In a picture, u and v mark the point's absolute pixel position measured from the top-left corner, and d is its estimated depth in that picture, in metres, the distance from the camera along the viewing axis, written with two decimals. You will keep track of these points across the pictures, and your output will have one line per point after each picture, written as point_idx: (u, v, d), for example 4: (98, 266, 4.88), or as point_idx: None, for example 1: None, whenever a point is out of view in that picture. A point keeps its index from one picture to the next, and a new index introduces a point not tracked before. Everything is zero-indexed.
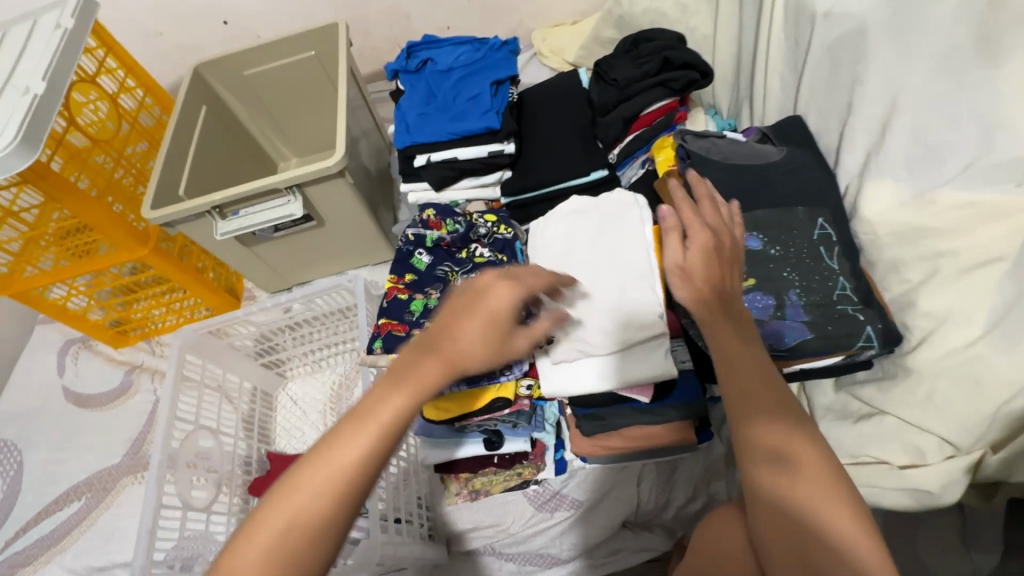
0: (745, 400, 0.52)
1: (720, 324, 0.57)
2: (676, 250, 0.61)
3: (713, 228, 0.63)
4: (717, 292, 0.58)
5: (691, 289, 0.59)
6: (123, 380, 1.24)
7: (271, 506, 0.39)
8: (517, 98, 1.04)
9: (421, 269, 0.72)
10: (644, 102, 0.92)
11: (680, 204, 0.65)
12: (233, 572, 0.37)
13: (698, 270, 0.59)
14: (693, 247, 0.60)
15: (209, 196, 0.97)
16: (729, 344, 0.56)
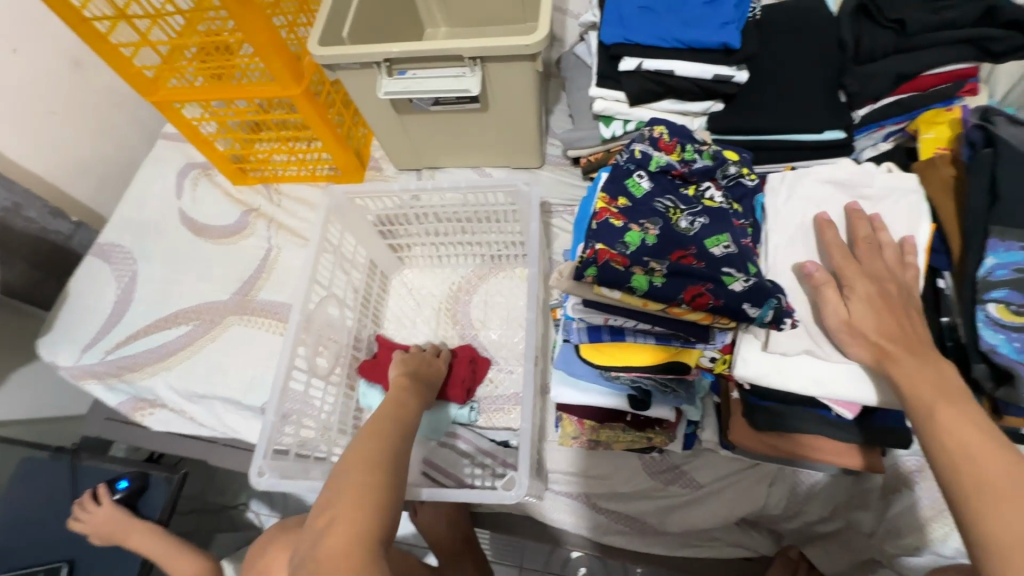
0: (971, 473, 0.47)
1: (914, 375, 0.52)
2: (837, 301, 0.56)
3: (874, 274, 0.57)
4: (900, 342, 0.54)
5: (866, 344, 0.55)
6: (239, 219, 1.21)
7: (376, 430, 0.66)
8: (757, 15, 0.85)
9: (638, 196, 0.61)
10: (932, 61, 0.74)
11: (834, 243, 0.59)
12: (356, 459, 0.60)
13: (870, 325, 0.55)
14: (857, 299, 0.55)
15: (384, 45, 0.85)
16: (932, 401, 0.51)
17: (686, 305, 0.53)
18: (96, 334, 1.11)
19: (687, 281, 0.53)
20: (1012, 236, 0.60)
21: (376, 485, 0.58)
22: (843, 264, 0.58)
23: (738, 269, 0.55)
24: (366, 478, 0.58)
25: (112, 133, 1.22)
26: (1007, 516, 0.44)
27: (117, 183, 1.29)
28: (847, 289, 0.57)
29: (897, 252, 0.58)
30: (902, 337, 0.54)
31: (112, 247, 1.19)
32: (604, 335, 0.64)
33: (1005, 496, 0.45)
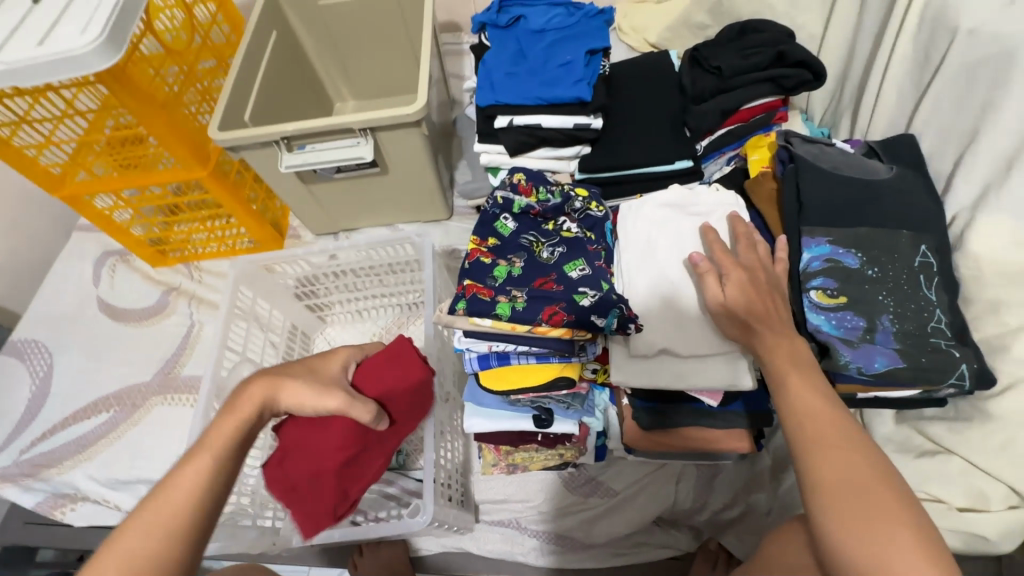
0: (809, 427, 0.55)
1: (773, 347, 0.60)
2: (716, 290, 0.64)
3: (746, 265, 0.66)
4: (766, 322, 0.61)
5: (737, 324, 0.63)
6: (159, 299, 1.23)
7: (174, 482, 0.48)
8: (607, 72, 0.99)
9: (506, 235, 0.69)
10: (746, 96, 0.87)
11: (714, 242, 0.68)
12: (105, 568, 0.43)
13: (742, 306, 0.62)
14: (730, 284, 0.63)
15: (280, 125, 0.93)
16: (786, 368, 0.59)
17: (546, 323, 0.60)
18: (9, 435, 1.08)
19: (544, 302, 0.61)
20: (818, 233, 0.72)
21: None
22: (721, 257, 0.67)
23: (590, 288, 0.63)
24: None
25: (22, 231, 1.23)
26: (832, 459, 0.52)
27: (30, 279, 1.28)
28: (724, 276, 0.65)
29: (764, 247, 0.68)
30: (767, 317, 0.62)
31: (26, 344, 1.17)
32: (492, 360, 0.70)
33: (833, 442, 0.53)
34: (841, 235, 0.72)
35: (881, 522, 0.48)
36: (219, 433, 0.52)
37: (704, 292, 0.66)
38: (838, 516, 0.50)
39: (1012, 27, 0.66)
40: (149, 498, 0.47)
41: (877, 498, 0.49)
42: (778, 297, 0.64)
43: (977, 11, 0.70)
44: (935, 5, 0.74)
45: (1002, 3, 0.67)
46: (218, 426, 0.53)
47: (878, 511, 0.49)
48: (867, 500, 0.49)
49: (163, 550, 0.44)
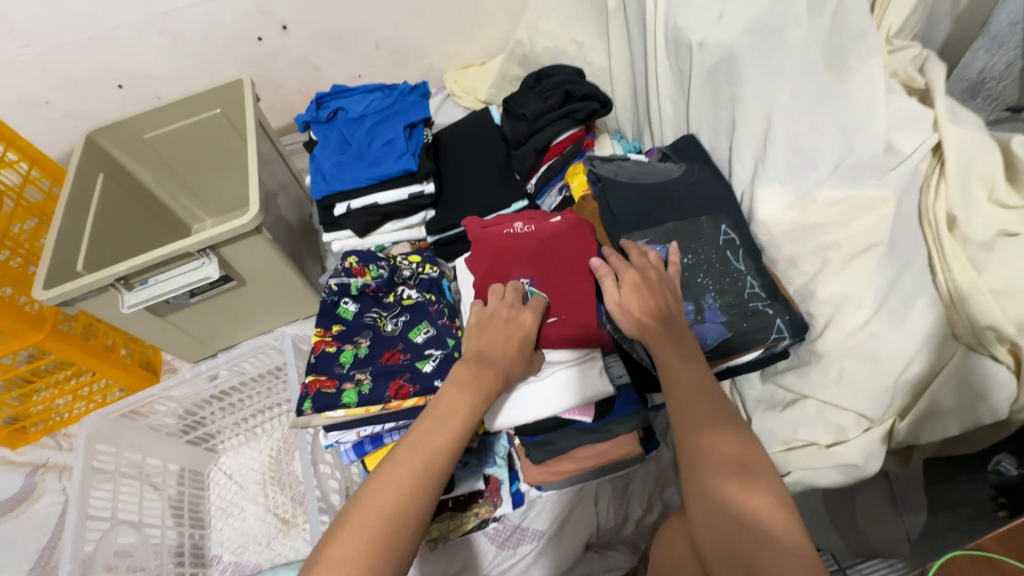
0: (698, 407, 0.58)
1: (662, 339, 0.65)
2: (612, 293, 0.69)
3: (639, 267, 0.72)
4: (656, 316, 0.66)
5: (633, 320, 0.68)
6: (25, 482, 1.10)
7: (392, 469, 0.49)
8: (432, 139, 1.06)
9: (348, 319, 0.70)
10: (552, 134, 0.96)
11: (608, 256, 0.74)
12: (387, 484, 0.48)
13: (635, 303, 0.68)
14: (624, 286, 0.68)
15: (112, 267, 0.90)
16: (669, 354, 0.64)
17: (396, 398, 0.61)
18: None
19: (390, 378, 0.62)
20: (636, 236, 0.79)
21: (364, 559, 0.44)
22: (621, 264, 0.72)
23: (437, 348, 0.66)
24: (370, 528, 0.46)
25: None
26: (718, 436, 0.56)
27: None
28: (620, 279, 0.70)
29: (655, 255, 0.74)
30: (658, 314, 0.67)
31: None
32: (367, 446, 0.69)
33: (719, 420, 0.57)
34: (653, 234, 0.80)
35: (755, 484, 0.52)
36: (437, 435, 0.51)
37: (605, 293, 0.70)
38: (723, 486, 0.53)
39: (726, 35, 0.79)
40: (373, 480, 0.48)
41: (756, 465, 0.54)
42: (671, 295, 0.70)
43: (698, 28, 0.82)
44: (671, 29, 0.87)
45: (714, 17, 0.80)
46: (429, 424, 0.53)
47: (757, 475, 0.53)
48: (750, 468, 0.53)
49: (394, 510, 0.47)
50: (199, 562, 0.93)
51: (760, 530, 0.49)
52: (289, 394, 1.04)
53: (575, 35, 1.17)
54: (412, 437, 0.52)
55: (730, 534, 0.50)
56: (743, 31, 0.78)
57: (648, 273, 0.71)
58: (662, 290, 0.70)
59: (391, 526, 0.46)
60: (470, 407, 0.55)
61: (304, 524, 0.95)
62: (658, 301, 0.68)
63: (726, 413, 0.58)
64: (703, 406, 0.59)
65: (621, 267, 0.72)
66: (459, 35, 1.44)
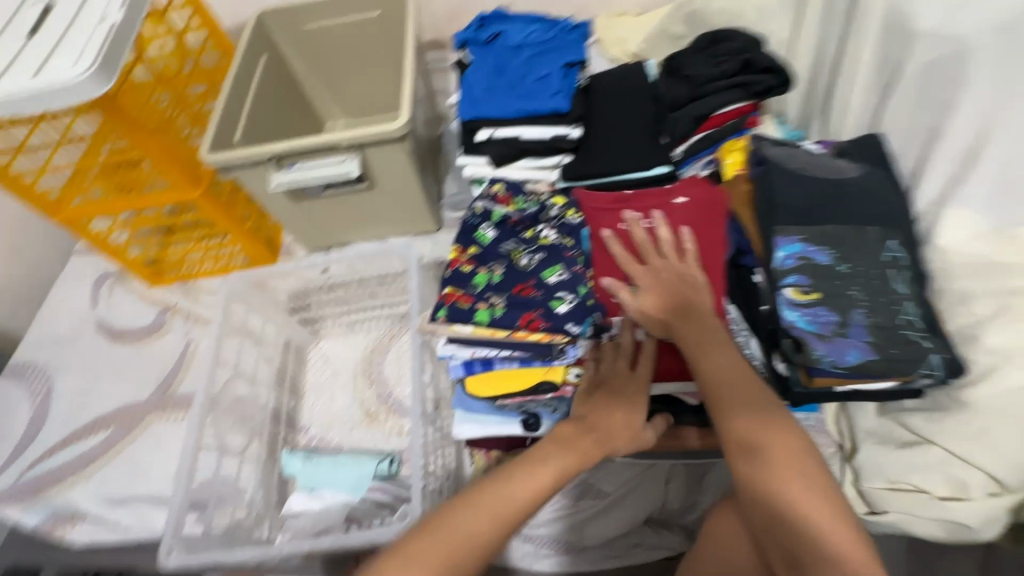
0: (729, 395, 0.57)
1: (687, 343, 0.61)
2: (631, 299, 0.65)
3: (655, 267, 0.66)
4: (678, 317, 0.63)
5: (657, 322, 0.64)
6: (156, 318, 1.24)
7: (415, 549, 0.51)
8: (585, 83, 1.02)
9: (485, 244, 0.72)
10: (717, 102, 0.92)
11: (620, 252, 0.68)
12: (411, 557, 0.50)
13: (653, 310, 0.64)
14: (640, 297, 0.65)
15: (268, 145, 0.96)
16: (691, 344, 0.61)
17: (524, 329, 0.63)
18: (13, 455, 1.10)
19: (521, 310, 0.64)
20: (790, 231, 0.74)
21: None
22: (628, 262, 0.67)
23: (567, 293, 0.66)
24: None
25: (23, 256, 1.29)
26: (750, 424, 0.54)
27: (28, 302, 1.32)
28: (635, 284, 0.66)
29: (672, 246, 0.68)
30: (682, 311, 0.63)
31: (26, 365, 1.19)
32: (477, 366, 0.72)
33: (751, 402, 0.56)
34: (813, 233, 0.74)
35: (787, 466, 0.52)
36: (462, 530, 0.52)
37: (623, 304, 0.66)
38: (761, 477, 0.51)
39: (964, 28, 0.69)
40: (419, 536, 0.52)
41: (783, 444, 0.53)
42: (694, 294, 0.65)
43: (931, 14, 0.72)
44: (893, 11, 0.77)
45: (954, 5, 0.70)
46: (462, 515, 0.53)
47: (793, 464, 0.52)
48: (785, 455, 0.52)
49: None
50: (291, 427, 1.03)
51: (798, 517, 0.49)
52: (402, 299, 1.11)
53: None
54: (463, 505, 0.54)
55: (769, 516, 0.51)
56: (988, 29, 0.67)
57: (663, 272, 0.66)
58: (677, 292, 0.64)
59: None
60: (510, 514, 0.54)
61: (385, 421, 1.02)
62: (674, 300, 0.64)
63: (757, 395, 0.57)
64: (731, 387, 0.57)
65: (633, 269, 0.67)
66: None
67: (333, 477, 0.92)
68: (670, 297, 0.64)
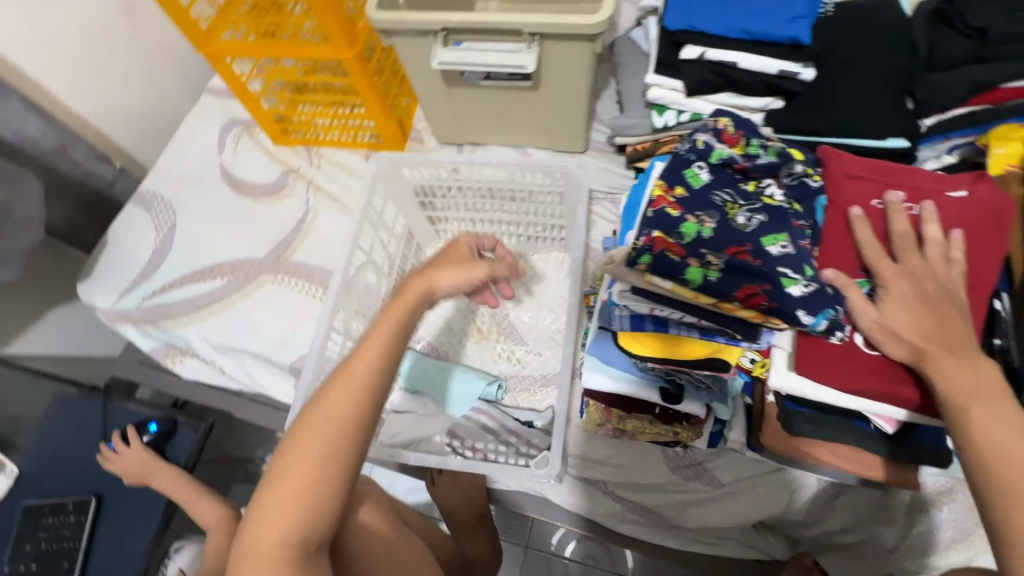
0: (963, 388, 0.51)
1: (943, 374, 0.52)
2: (872, 308, 0.56)
3: (911, 271, 0.56)
4: (936, 341, 0.53)
5: (900, 343, 0.55)
6: (278, 179, 1.21)
7: (311, 420, 0.57)
8: (827, 11, 0.82)
9: (695, 187, 0.60)
10: (1010, 70, 0.72)
11: (868, 245, 0.58)
12: (321, 426, 0.56)
13: (903, 324, 0.55)
14: (884, 303, 0.55)
15: (442, 14, 0.84)
16: (941, 350, 0.53)
17: (740, 302, 0.53)
18: (136, 280, 1.13)
19: (744, 278, 0.53)
20: None
21: (303, 492, 0.54)
22: (875, 261, 0.57)
23: (796, 272, 0.54)
24: (302, 456, 0.55)
25: (157, 85, 1.26)
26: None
27: (157, 132, 1.31)
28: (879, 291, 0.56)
29: (939, 249, 0.56)
30: (940, 338, 0.53)
31: (153, 196, 1.20)
32: (647, 324, 0.63)
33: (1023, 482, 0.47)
34: None
35: None
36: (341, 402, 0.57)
37: (853, 309, 0.56)
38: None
39: None
40: (320, 415, 0.57)
41: None
42: (956, 313, 0.54)
43: None
44: None
45: None
46: (332, 392, 0.58)
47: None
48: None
49: (320, 460, 0.55)
50: None
51: None
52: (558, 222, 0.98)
53: None
54: (334, 381, 0.59)
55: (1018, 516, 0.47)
56: None
57: (918, 280, 0.56)
58: (932, 307, 0.54)
59: (325, 460, 0.55)
60: (358, 387, 0.58)
61: (496, 343, 0.97)
62: (928, 319, 0.54)
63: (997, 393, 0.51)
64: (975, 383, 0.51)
65: (883, 269, 0.57)
66: None
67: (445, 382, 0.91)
68: (923, 312, 0.54)
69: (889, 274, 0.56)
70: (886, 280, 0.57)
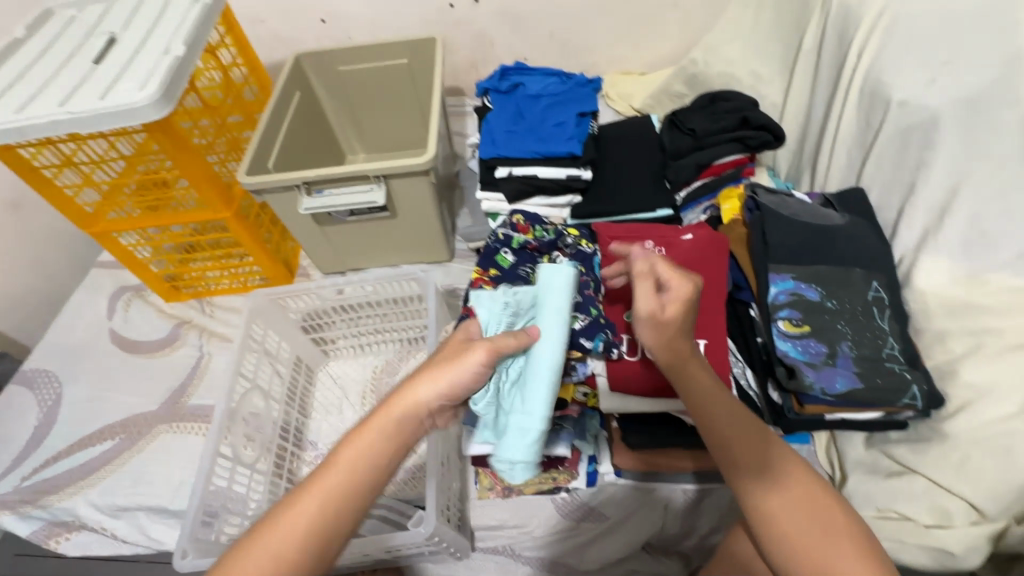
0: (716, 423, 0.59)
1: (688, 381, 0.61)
2: (651, 307, 0.61)
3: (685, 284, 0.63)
4: (679, 359, 0.61)
5: (659, 339, 0.61)
6: (171, 331, 1.28)
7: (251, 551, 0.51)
8: (595, 131, 1.12)
9: (504, 266, 0.79)
10: (718, 153, 1.00)
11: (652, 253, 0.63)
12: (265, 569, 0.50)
13: (664, 330, 0.61)
14: (668, 302, 0.60)
15: (302, 171, 1.04)
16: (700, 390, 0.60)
17: None
18: (15, 460, 1.09)
19: None
20: (782, 270, 0.82)
21: None
22: (665, 272, 0.62)
23: (580, 312, 0.73)
24: None
25: (42, 267, 1.33)
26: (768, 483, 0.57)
27: (43, 311, 1.35)
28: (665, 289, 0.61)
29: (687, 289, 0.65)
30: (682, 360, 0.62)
31: (36, 372, 1.21)
32: None
33: (769, 477, 0.57)
34: (804, 272, 0.82)
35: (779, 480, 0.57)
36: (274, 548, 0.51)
37: (635, 298, 0.62)
38: (790, 545, 0.55)
39: (933, 100, 0.80)
40: (262, 539, 0.52)
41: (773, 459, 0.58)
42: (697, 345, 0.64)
43: (903, 86, 0.83)
44: (871, 81, 0.88)
45: (923, 80, 0.81)
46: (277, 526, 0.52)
47: (815, 519, 0.55)
48: (810, 508, 0.56)
49: None
50: (298, 444, 1.04)
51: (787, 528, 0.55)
52: (419, 323, 1.12)
53: (753, 66, 1.19)
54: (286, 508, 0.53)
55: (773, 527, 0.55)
56: (955, 101, 0.78)
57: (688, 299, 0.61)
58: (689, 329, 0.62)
59: None
60: (313, 529, 0.52)
61: None
62: (680, 336, 0.61)
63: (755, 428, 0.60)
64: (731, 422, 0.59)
65: (670, 277, 0.61)
66: (629, 43, 1.49)
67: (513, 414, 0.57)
68: (680, 328, 0.61)
69: (678, 285, 0.61)
70: (670, 284, 0.61)
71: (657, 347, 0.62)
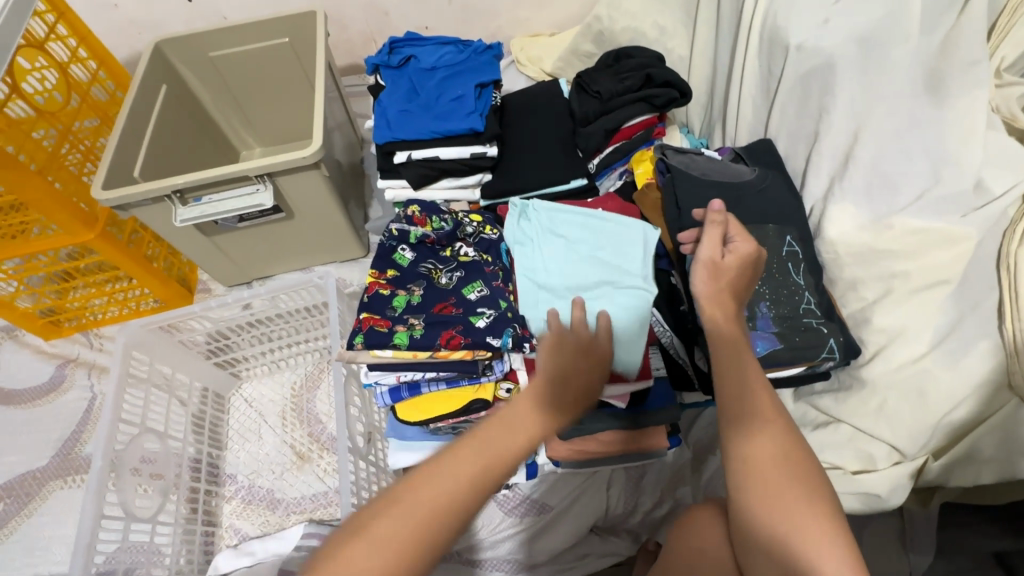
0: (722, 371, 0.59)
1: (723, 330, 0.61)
2: (707, 256, 0.66)
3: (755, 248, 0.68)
4: (728, 313, 0.63)
5: (713, 282, 0.65)
6: (54, 374, 1.13)
7: (408, 497, 0.44)
8: (499, 102, 1.04)
9: (404, 266, 0.75)
10: (626, 116, 0.94)
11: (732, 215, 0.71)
12: (420, 515, 0.43)
13: (719, 276, 0.65)
14: (731, 254, 0.66)
15: (171, 179, 0.91)
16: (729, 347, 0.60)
17: (445, 347, 0.66)
18: None
19: (441, 328, 0.67)
20: None
21: None
22: (735, 236, 0.69)
23: (489, 308, 0.70)
24: (373, 544, 0.42)
25: None
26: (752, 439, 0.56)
27: None
28: (731, 248, 0.67)
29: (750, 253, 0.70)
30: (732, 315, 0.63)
31: None
32: (403, 392, 0.72)
33: (754, 419, 0.56)
34: None
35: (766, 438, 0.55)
36: (430, 498, 0.44)
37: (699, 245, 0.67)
38: (753, 489, 0.54)
39: (827, 42, 0.77)
40: (421, 483, 0.45)
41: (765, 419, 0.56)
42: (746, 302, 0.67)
43: (800, 30, 0.80)
44: (769, 27, 0.84)
45: (819, 21, 0.78)
46: (442, 467, 0.46)
47: (790, 484, 0.53)
48: (786, 463, 0.54)
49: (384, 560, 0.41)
50: (214, 480, 0.95)
51: (764, 487, 0.54)
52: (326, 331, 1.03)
53: (657, 18, 1.14)
54: (455, 450, 0.47)
55: (746, 480, 0.55)
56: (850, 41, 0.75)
57: (752, 261, 0.67)
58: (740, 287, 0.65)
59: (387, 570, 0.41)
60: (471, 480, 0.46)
61: (319, 461, 0.97)
62: (737, 291, 0.65)
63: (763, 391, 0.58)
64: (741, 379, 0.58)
65: (738, 238, 0.68)
66: (533, 3, 1.40)
67: (543, 284, 0.73)
68: (735, 286, 0.65)
69: (745, 245, 0.67)
70: (736, 244, 0.67)
71: (704, 292, 0.64)
